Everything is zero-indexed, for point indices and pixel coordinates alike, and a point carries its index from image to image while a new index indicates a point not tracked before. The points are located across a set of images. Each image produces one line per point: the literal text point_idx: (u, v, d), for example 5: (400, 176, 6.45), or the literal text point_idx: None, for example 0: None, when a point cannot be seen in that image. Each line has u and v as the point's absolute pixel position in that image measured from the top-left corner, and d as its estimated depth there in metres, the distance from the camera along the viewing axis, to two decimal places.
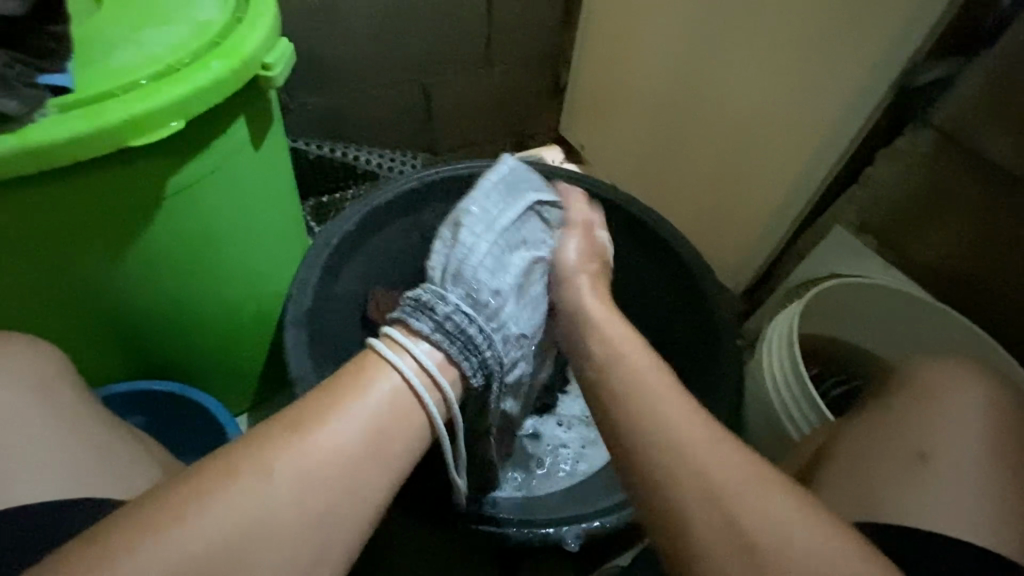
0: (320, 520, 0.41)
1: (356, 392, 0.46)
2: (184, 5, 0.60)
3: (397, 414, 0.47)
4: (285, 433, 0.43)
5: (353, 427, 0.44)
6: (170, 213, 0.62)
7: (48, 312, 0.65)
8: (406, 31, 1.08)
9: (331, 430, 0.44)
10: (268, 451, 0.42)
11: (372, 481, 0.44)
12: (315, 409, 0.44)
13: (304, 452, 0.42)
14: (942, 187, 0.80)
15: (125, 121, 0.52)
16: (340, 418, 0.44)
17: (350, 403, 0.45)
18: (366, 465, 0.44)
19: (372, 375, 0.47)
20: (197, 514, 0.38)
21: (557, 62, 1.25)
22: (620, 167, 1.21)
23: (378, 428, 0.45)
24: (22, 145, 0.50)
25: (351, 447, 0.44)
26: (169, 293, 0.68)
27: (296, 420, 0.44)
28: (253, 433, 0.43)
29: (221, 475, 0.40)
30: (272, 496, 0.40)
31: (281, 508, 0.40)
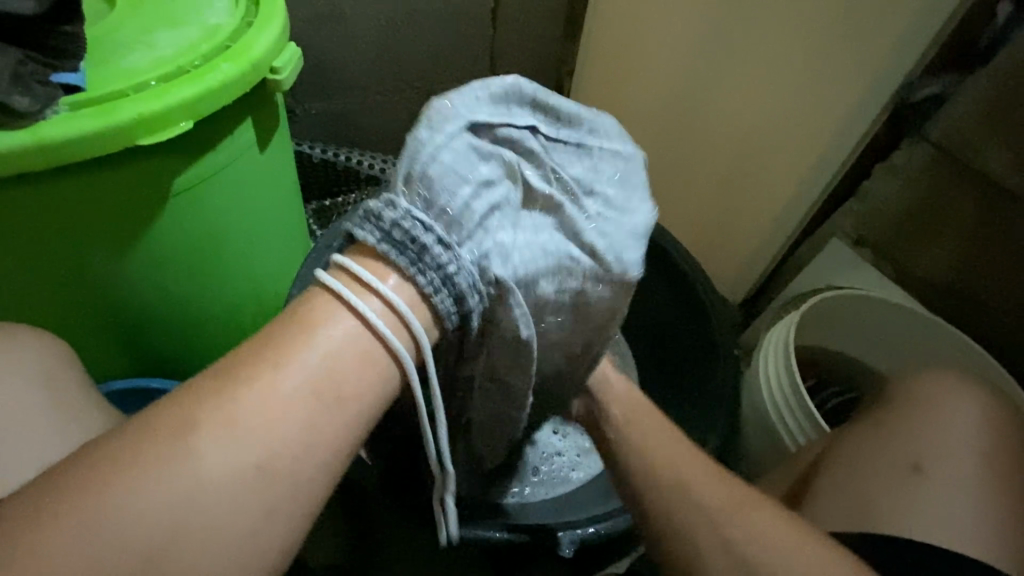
0: (262, 493, 0.35)
1: (300, 340, 0.39)
2: (195, 10, 0.62)
3: (350, 359, 0.39)
4: (214, 391, 0.36)
5: (302, 378, 0.37)
6: (175, 211, 0.63)
7: (48, 306, 0.65)
8: (411, 39, 1.09)
9: (269, 386, 0.37)
10: (204, 407, 0.35)
11: (322, 436, 0.37)
12: (249, 361, 0.37)
13: (246, 405, 0.36)
14: (936, 201, 0.81)
15: (137, 120, 0.52)
16: (288, 366, 0.37)
17: (292, 351, 0.38)
18: (317, 419, 0.37)
19: (316, 319, 0.39)
20: (131, 479, 0.33)
21: (560, 72, 1.27)
22: None
23: (325, 381, 0.38)
24: (32, 140, 0.50)
25: (297, 395, 0.37)
26: (171, 290, 0.68)
27: (226, 373, 0.37)
28: (178, 397, 0.36)
29: (138, 455, 0.33)
30: (202, 470, 0.34)
31: (214, 481, 0.34)
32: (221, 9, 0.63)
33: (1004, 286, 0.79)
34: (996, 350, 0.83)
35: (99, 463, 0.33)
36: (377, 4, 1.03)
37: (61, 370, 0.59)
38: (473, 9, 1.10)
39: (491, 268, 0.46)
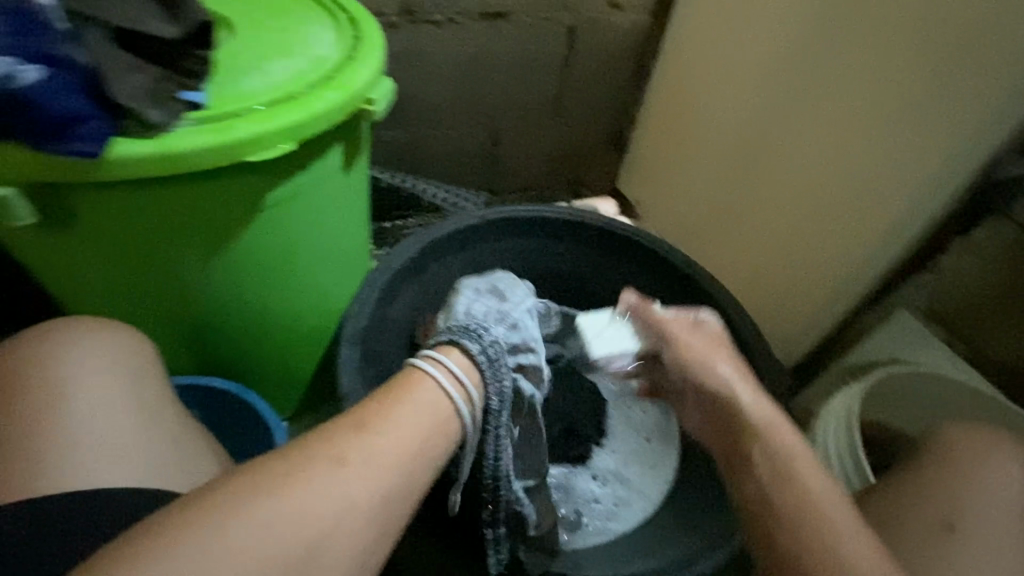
0: (374, 511, 0.45)
1: (406, 401, 0.52)
2: (305, 43, 0.68)
3: (441, 418, 0.53)
4: (352, 431, 0.47)
5: (405, 432, 0.49)
6: (263, 224, 0.66)
7: (136, 299, 0.69)
8: (483, 78, 1.14)
9: (390, 433, 0.49)
10: (340, 441, 0.46)
11: (419, 477, 0.49)
12: (377, 410, 0.50)
13: (365, 445, 0.47)
14: (1013, 281, 0.83)
15: (251, 139, 0.56)
16: (395, 421, 0.49)
17: (399, 409, 0.50)
18: (419, 466, 0.49)
19: (416, 385, 0.53)
20: (286, 496, 0.42)
21: (621, 119, 1.30)
22: (673, 225, 1.23)
23: (423, 440, 0.50)
24: (161, 149, 0.54)
25: (402, 449, 0.48)
26: (246, 297, 0.72)
27: (362, 419, 0.49)
28: (324, 431, 0.47)
29: (288, 468, 0.44)
30: (343, 482, 0.45)
31: (345, 498, 0.44)
32: (328, 44, 0.68)
33: None
34: None
35: (267, 467, 0.44)
36: (458, 44, 1.08)
37: (138, 375, 0.64)
38: (546, 56, 1.15)
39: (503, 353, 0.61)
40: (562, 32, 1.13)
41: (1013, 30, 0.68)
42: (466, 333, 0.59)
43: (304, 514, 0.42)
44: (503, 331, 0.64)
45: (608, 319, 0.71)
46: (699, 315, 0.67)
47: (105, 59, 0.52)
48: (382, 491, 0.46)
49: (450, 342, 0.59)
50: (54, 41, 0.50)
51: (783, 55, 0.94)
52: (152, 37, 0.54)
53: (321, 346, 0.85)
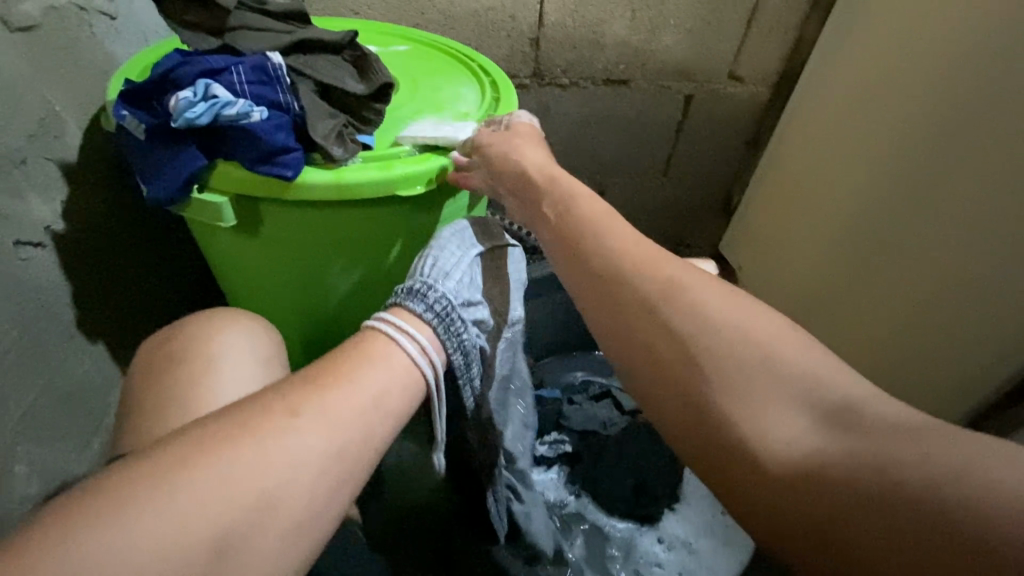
0: (329, 465, 0.45)
1: (356, 366, 0.51)
2: (454, 100, 0.80)
3: (404, 379, 0.53)
4: (305, 388, 0.48)
5: (359, 393, 0.49)
6: (396, 248, 0.77)
7: (288, 298, 0.82)
8: (598, 137, 1.22)
9: (343, 394, 0.49)
10: (294, 396, 0.47)
11: (375, 433, 0.49)
12: (329, 373, 0.50)
13: (318, 400, 0.47)
14: None
15: (405, 176, 0.67)
16: (344, 384, 0.49)
17: (355, 372, 0.51)
18: (375, 425, 0.49)
19: (377, 348, 0.54)
20: (246, 447, 0.42)
21: (730, 185, 1.32)
22: (775, 295, 1.20)
23: (375, 398, 0.50)
24: (337, 179, 0.66)
25: (361, 407, 0.48)
26: (370, 306, 0.83)
27: (313, 378, 0.49)
28: (275, 391, 0.48)
29: (251, 420, 0.44)
30: (301, 433, 0.45)
31: (301, 453, 0.44)
32: (472, 102, 0.80)
33: None
34: None
35: (234, 421, 0.44)
36: (580, 107, 1.19)
37: (268, 359, 0.76)
38: (661, 121, 1.21)
39: (456, 307, 0.63)
40: (681, 100, 1.19)
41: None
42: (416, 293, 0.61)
43: (256, 465, 0.42)
44: (456, 282, 0.66)
45: (437, 120, 0.75)
46: (510, 117, 0.75)
47: (310, 105, 0.66)
48: (336, 445, 0.46)
49: (396, 305, 0.60)
50: (284, 92, 0.66)
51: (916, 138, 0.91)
52: (349, 94, 0.70)
53: None
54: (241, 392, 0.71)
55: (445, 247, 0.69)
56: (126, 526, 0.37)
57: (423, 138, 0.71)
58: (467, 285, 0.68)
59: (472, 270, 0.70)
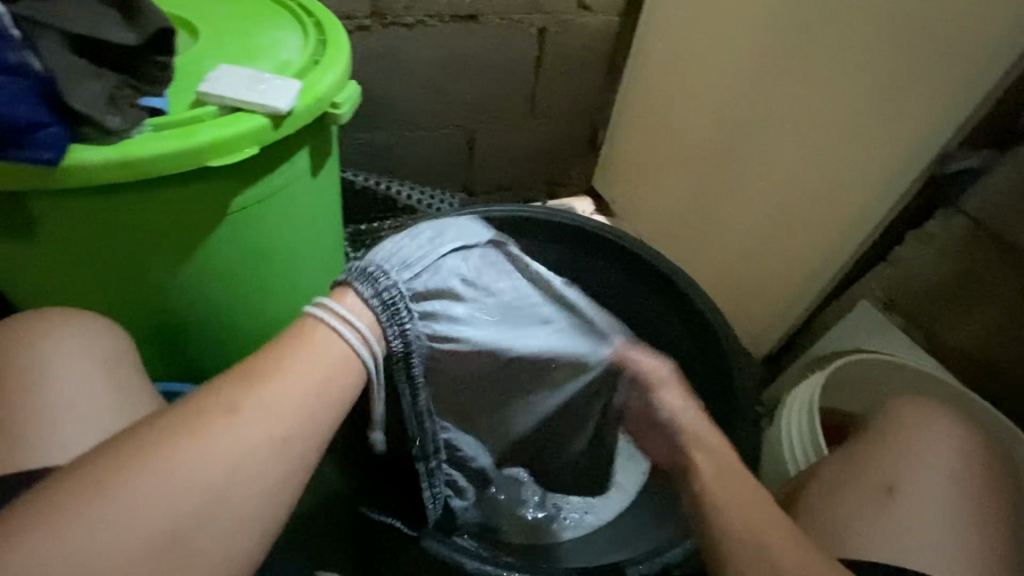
0: (279, 456, 0.43)
1: (296, 351, 0.47)
2: (270, 47, 0.68)
3: (345, 368, 0.48)
4: (240, 380, 0.45)
5: (307, 381, 0.46)
6: (228, 227, 0.66)
7: (106, 305, 0.69)
8: (456, 81, 1.15)
9: (283, 380, 0.45)
10: (227, 392, 0.44)
11: (321, 416, 0.46)
12: (266, 360, 0.46)
13: (258, 392, 0.44)
14: (971, 273, 0.81)
15: (212, 142, 0.57)
16: (286, 373, 0.46)
17: (295, 359, 0.47)
18: (325, 409, 0.46)
19: (314, 335, 0.48)
20: (187, 447, 0.41)
21: (596, 118, 1.31)
22: (648, 223, 1.25)
23: (321, 384, 0.46)
24: (120, 155, 0.55)
25: (307, 394, 0.46)
26: (215, 300, 0.72)
27: (250, 368, 0.46)
28: (201, 390, 0.44)
29: (169, 427, 0.41)
30: (240, 428, 0.42)
31: (245, 446, 0.42)
32: (293, 47, 0.69)
33: None
34: None
35: (144, 433, 0.41)
36: (431, 48, 1.09)
37: (110, 359, 0.62)
38: (519, 57, 1.16)
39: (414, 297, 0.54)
40: (534, 32, 1.13)
41: (978, 22, 0.68)
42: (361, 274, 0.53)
43: (192, 469, 0.40)
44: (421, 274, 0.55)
45: (254, 74, 0.62)
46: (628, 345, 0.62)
47: (61, 64, 0.53)
48: (278, 437, 0.43)
49: (344, 284, 0.52)
50: (14, 48, 0.51)
51: (755, 52, 0.95)
52: (115, 47, 0.57)
53: None
54: (87, 398, 0.58)
55: (434, 242, 0.57)
56: (72, 534, 0.36)
57: (231, 100, 0.59)
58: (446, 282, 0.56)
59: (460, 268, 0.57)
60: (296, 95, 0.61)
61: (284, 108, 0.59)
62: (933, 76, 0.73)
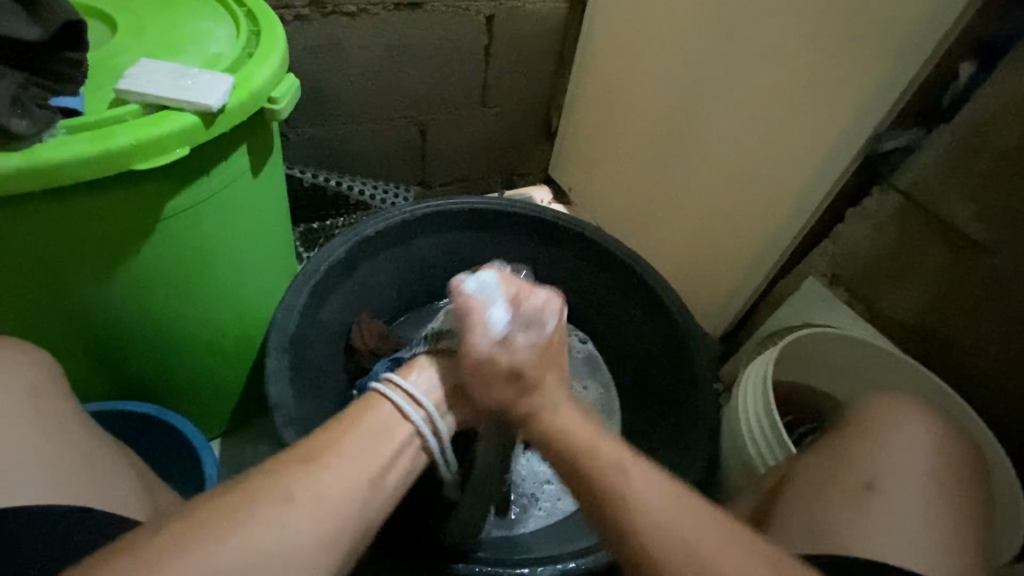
0: (328, 551, 0.43)
1: (357, 437, 0.48)
2: (197, 39, 0.64)
3: (407, 453, 0.51)
4: (298, 466, 0.45)
5: (366, 470, 0.47)
6: (165, 235, 0.63)
7: (31, 325, 0.64)
8: (403, 71, 1.11)
9: (341, 467, 0.46)
10: (284, 482, 0.44)
11: (374, 505, 0.46)
12: (327, 444, 0.47)
13: (315, 483, 0.44)
14: (906, 247, 0.84)
15: (135, 144, 0.54)
16: (347, 462, 0.46)
17: (358, 445, 0.48)
18: (378, 498, 0.47)
19: (381, 419, 0.51)
20: (231, 541, 0.40)
21: (548, 107, 1.30)
22: (605, 209, 1.26)
23: (381, 472, 0.48)
24: (33, 162, 0.51)
25: (365, 480, 0.46)
26: (154, 312, 0.68)
27: (309, 453, 0.46)
28: (255, 477, 0.44)
29: (220, 520, 0.41)
30: (292, 521, 0.42)
31: (293, 540, 0.42)
32: (222, 39, 0.65)
33: (970, 331, 0.82)
34: (971, 402, 0.85)
35: (181, 526, 0.40)
36: (374, 38, 1.05)
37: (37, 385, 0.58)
38: (467, 46, 1.13)
39: None
40: (482, 21, 1.11)
41: (905, 7, 0.71)
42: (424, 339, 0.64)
43: (236, 567, 0.40)
44: None
45: (179, 69, 0.58)
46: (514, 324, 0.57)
47: None
48: (330, 532, 0.43)
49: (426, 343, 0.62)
50: None
51: (699, 39, 0.96)
52: (15, 41, 0.51)
53: (249, 354, 0.81)
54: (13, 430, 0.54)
55: None
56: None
57: (156, 98, 0.56)
58: None
59: None
60: (227, 91, 0.58)
61: (214, 105, 0.56)
62: (865, 59, 0.76)
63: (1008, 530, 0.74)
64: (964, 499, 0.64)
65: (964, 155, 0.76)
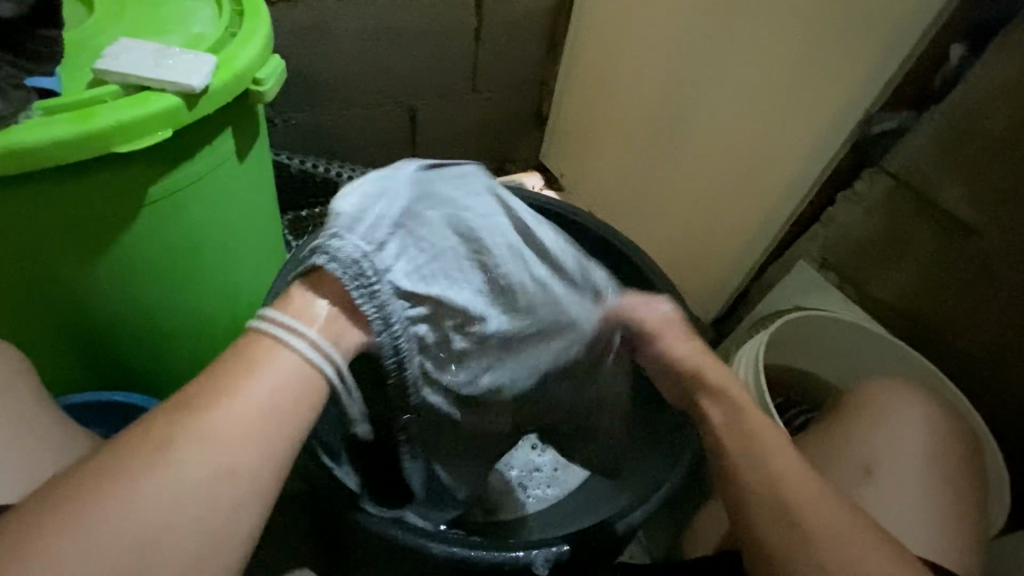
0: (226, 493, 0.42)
1: (239, 374, 0.45)
2: (178, 18, 0.62)
3: (295, 384, 0.47)
4: (183, 412, 0.43)
5: (250, 406, 0.44)
6: (146, 221, 0.61)
7: (12, 314, 0.62)
8: (393, 55, 1.10)
9: (227, 408, 0.44)
10: (174, 428, 0.42)
11: (265, 444, 0.44)
12: (208, 384, 0.45)
13: (198, 426, 0.43)
14: (897, 230, 0.85)
15: (116, 127, 0.52)
16: (226, 402, 0.44)
17: (238, 381, 0.45)
18: (267, 433, 0.44)
19: (258, 352, 0.47)
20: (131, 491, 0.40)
21: (539, 92, 1.28)
22: (596, 195, 1.26)
23: (263, 407, 0.45)
24: (7, 144, 0.50)
25: (252, 419, 0.44)
26: (137, 300, 0.66)
27: (191, 397, 0.44)
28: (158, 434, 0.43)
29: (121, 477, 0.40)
30: (188, 470, 0.41)
31: (193, 489, 0.41)
32: (204, 18, 0.63)
33: (960, 314, 0.82)
34: (959, 381, 0.86)
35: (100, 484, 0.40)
36: (362, 20, 1.03)
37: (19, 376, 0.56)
38: (457, 29, 1.11)
39: (380, 259, 0.52)
40: (471, 4, 1.09)
41: None
42: (322, 248, 0.51)
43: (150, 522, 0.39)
44: (371, 233, 0.52)
45: (159, 48, 0.57)
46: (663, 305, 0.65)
47: None
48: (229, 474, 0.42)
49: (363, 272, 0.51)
50: None
51: (690, 21, 0.95)
52: None
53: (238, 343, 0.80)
54: None
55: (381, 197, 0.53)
56: None
57: (136, 78, 0.54)
58: (405, 244, 0.54)
59: (415, 226, 0.55)
60: (211, 71, 0.56)
61: (198, 86, 0.55)
62: (858, 41, 0.76)
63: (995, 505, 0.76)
64: (951, 475, 0.65)
65: (954, 138, 0.76)
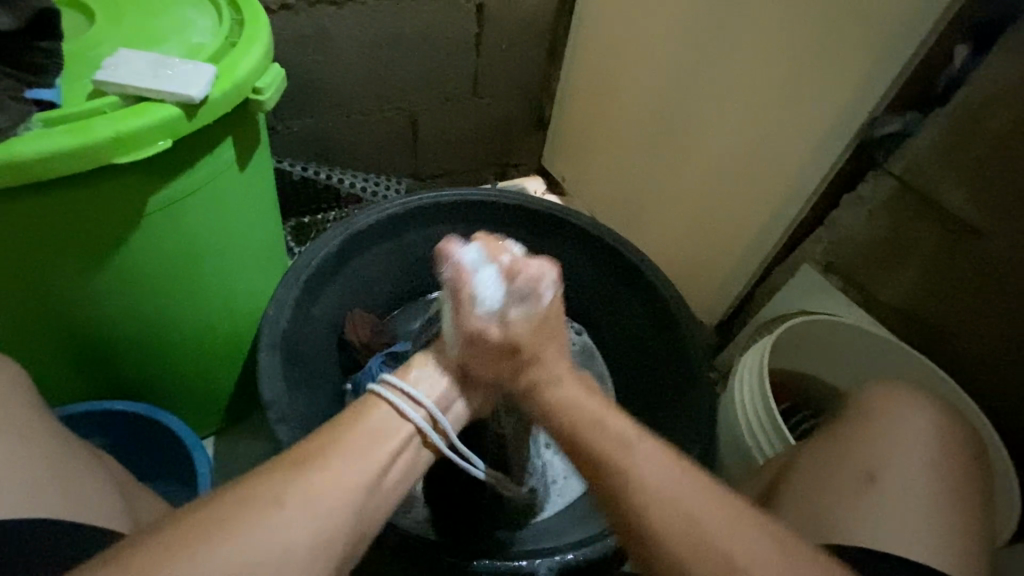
0: (318, 559, 0.42)
1: (353, 436, 0.49)
2: (178, 28, 0.62)
3: (407, 454, 0.51)
4: (292, 468, 0.45)
5: (363, 470, 0.47)
6: (146, 231, 0.61)
7: (13, 324, 0.62)
8: (394, 61, 1.10)
9: (337, 471, 0.46)
10: (278, 484, 0.43)
11: (366, 517, 0.46)
12: (319, 444, 0.47)
13: (306, 485, 0.44)
14: (901, 233, 0.84)
15: (114, 137, 0.52)
16: (341, 463, 0.46)
17: (352, 443, 0.48)
18: (366, 506, 0.46)
19: (378, 416, 0.52)
20: (231, 541, 0.40)
21: (540, 96, 1.28)
22: (598, 200, 1.25)
23: (376, 474, 0.48)
24: (7, 156, 0.50)
25: (360, 485, 0.46)
26: (137, 309, 0.66)
27: (302, 456, 0.46)
28: (250, 485, 0.43)
29: (218, 529, 0.41)
30: (283, 524, 0.42)
31: (286, 545, 0.41)
32: (204, 28, 0.63)
33: (967, 317, 0.81)
34: (967, 386, 0.85)
35: (182, 534, 0.40)
36: (363, 27, 1.03)
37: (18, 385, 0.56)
38: (457, 34, 1.11)
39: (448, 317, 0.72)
40: (471, 9, 1.09)
41: None
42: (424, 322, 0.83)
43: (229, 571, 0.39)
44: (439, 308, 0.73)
45: (159, 59, 0.57)
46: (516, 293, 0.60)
47: None
48: (323, 537, 0.43)
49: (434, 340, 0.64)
50: None
51: (691, 25, 0.95)
52: None
53: (240, 351, 0.80)
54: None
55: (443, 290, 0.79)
56: None
57: (135, 89, 0.54)
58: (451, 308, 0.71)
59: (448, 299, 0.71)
60: (210, 81, 0.56)
61: (196, 96, 0.54)
62: (860, 43, 0.75)
63: (1004, 512, 0.74)
64: (961, 483, 0.64)
65: (958, 140, 0.75)
